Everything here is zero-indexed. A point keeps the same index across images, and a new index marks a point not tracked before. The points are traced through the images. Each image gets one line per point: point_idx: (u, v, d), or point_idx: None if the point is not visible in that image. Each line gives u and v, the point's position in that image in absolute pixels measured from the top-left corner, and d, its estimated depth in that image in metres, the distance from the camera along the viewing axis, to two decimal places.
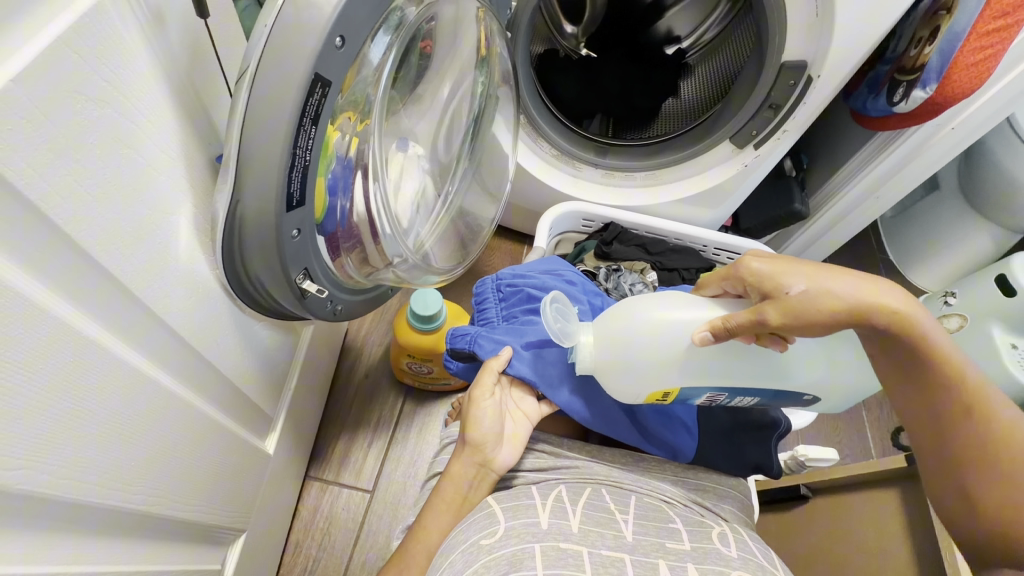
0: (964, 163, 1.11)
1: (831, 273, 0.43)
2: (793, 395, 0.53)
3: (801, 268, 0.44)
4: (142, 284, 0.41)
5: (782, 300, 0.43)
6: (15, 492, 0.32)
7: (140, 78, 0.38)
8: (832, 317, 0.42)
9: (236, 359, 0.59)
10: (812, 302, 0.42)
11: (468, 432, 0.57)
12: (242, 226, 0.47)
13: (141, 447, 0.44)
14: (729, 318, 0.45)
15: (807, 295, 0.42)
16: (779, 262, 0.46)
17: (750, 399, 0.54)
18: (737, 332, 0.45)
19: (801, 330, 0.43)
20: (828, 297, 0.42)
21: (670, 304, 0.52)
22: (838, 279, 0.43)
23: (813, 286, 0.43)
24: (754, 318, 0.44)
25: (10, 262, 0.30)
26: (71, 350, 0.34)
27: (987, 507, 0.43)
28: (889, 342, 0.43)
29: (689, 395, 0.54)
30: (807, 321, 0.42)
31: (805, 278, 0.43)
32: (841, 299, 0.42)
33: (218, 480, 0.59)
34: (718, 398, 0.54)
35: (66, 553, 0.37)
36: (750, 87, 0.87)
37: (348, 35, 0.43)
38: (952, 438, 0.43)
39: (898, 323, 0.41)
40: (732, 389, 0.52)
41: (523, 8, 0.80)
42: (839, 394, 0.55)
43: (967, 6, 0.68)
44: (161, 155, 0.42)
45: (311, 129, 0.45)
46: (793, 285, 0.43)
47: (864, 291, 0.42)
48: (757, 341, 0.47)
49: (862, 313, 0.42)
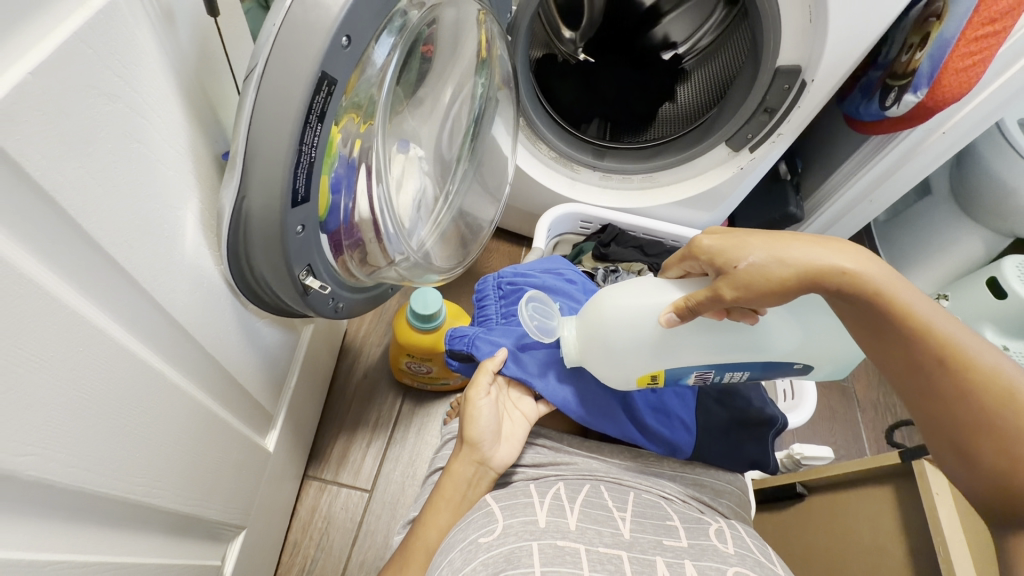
0: (956, 168, 1.13)
1: (781, 240, 0.44)
2: (781, 364, 0.52)
3: (749, 239, 0.45)
4: (149, 280, 0.41)
5: (732, 274, 0.44)
6: (24, 477, 0.33)
7: (150, 75, 0.39)
8: (786, 283, 0.43)
9: (238, 354, 0.60)
10: (761, 272, 0.43)
11: (466, 431, 0.57)
12: (248, 221, 0.48)
13: (146, 440, 0.44)
14: (689, 297, 0.46)
15: (755, 266, 0.43)
16: (726, 237, 0.47)
17: (739, 373, 0.53)
18: (700, 310, 0.46)
19: (756, 300, 0.44)
20: (780, 265, 0.43)
21: (641, 290, 0.52)
22: (783, 246, 0.43)
23: (764, 255, 0.43)
24: (712, 294, 0.45)
25: (24, 252, 0.30)
26: (80, 342, 0.35)
27: (983, 461, 0.41)
28: (847, 303, 0.43)
29: (677, 375, 0.53)
30: (759, 292, 0.43)
31: (751, 249, 0.44)
32: (789, 265, 0.42)
33: (219, 476, 0.59)
34: (707, 376, 0.53)
35: (69, 542, 0.38)
36: (745, 91, 0.89)
37: (353, 35, 0.44)
38: (933, 390, 0.41)
39: (850, 283, 0.42)
40: (717, 364, 0.52)
41: (523, 13, 0.82)
42: (831, 357, 0.52)
43: (956, 13, 0.71)
44: (169, 152, 0.42)
45: (316, 126, 0.46)
46: (741, 257, 0.44)
47: (814, 254, 0.43)
48: (729, 316, 0.48)
49: (812, 274, 0.42)
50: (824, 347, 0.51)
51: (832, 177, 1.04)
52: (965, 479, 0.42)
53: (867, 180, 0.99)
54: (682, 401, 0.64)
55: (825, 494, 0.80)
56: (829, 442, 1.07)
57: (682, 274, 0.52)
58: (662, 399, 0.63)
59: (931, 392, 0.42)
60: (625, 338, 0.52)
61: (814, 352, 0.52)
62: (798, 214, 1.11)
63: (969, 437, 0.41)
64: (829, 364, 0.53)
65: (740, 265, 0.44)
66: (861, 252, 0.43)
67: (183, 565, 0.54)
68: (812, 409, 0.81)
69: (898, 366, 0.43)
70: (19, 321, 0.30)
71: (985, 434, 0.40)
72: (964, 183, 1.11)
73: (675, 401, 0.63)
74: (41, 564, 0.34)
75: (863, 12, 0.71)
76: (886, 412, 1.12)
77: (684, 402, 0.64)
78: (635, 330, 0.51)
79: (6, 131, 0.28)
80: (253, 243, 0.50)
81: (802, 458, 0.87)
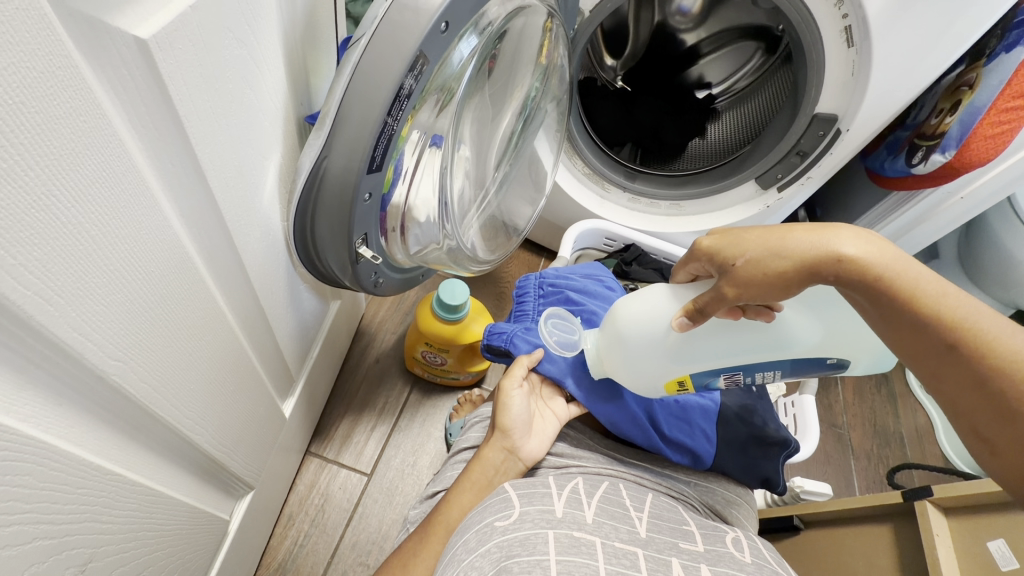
0: (965, 235, 1.18)
1: (779, 232, 0.47)
2: (812, 360, 0.52)
3: (747, 236, 0.48)
4: (233, 220, 0.43)
5: (732, 273, 0.48)
6: (112, 381, 0.34)
7: (266, 29, 0.42)
8: (785, 272, 0.46)
9: (281, 311, 0.61)
10: (758, 267, 0.47)
11: (498, 418, 0.59)
12: (322, 184, 0.50)
13: (202, 375, 0.46)
14: (697, 299, 0.50)
15: (752, 261, 0.47)
16: (724, 235, 0.50)
17: (771, 372, 0.54)
18: (709, 311, 0.49)
19: (759, 295, 0.47)
20: (776, 255, 0.46)
21: (652, 296, 0.55)
22: (778, 240, 0.47)
23: (762, 249, 0.47)
24: (715, 294, 0.49)
25: (146, 168, 0.33)
26: (171, 262, 0.37)
27: (999, 445, 0.42)
28: (849, 290, 0.46)
29: (704, 380, 0.55)
30: (760, 286, 0.47)
31: (748, 245, 0.48)
32: (785, 257, 0.46)
33: (248, 426, 0.61)
34: (737, 377, 0.54)
35: (122, 459, 0.39)
36: (781, 134, 0.93)
37: (451, 22, 0.48)
38: (948, 374, 0.43)
39: (847, 270, 0.45)
40: (745, 365, 0.53)
41: (584, 29, 0.85)
42: (865, 350, 0.52)
43: (988, 84, 0.76)
44: (269, 105, 0.45)
45: (403, 102, 0.49)
46: (739, 255, 0.48)
47: (810, 243, 0.46)
48: (744, 314, 0.51)
49: (810, 264, 0.45)
50: (856, 341, 0.52)
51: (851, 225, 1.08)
52: (996, 469, 0.43)
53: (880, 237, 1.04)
54: (705, 411, 0.64)
55: (823, 529, 0.82)
56: (823, 482, 1.09)
57: (691, 277, 0.55)
58: (684, 409, 0.63)
59: (951, 377, 0.43)
60: (647, 336, 0.54)
61: (848, 344, 0.52)
62: None
63: (994, 424, 0.42)
64: (865, 358, 0.53)
65: (738, 262, 0.47)
66: (856, 236, 0.46)
67: (203, 510, 0.55)
68: (815, 444, 0.83)
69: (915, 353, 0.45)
70: (136, 231, 0.33)
71: (1012, 421, 0.41)
72: (973, 251, 1.16)
73: (698, 411, 0.63)
74: (103, 470, 0.36)
75: (903, 73, 0.76)
76: (879, 461, 1.14)
77: (707, 414, 0.64)
78: (652, 331, 0.54)
79: (164, 55, 0.30)
80: (324, 205, 0.52)
81: (802, 492, 0.85)
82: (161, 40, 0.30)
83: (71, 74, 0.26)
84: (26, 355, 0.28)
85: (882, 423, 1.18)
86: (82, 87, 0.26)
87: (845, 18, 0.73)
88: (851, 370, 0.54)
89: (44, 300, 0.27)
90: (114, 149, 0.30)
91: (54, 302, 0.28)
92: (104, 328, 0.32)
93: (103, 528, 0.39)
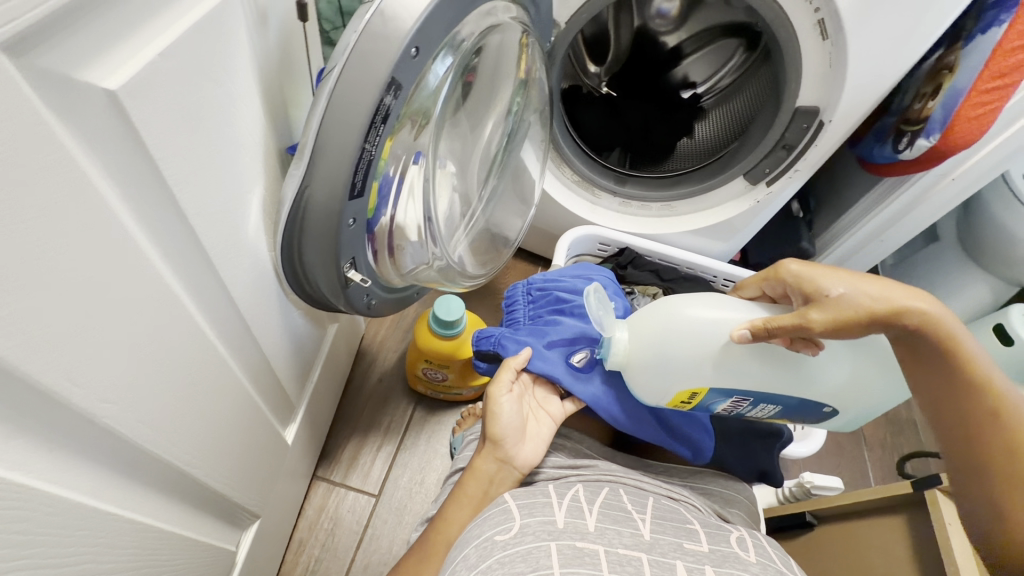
0: (964, 216, 1.17)
1: (872, 279, 0.51)
2: (816, 402, 0.57)
3: (841, 274, 0.52)
4: (219, 255, 0.44)
5: (821, 301, 0.51)
6: (102, 424, 0.35)
7: (239, 68, 0.43)
8: (870, 315, 0.49)
9: (276, 340, 0.62)
10: (851, 302, 0.50)
11: (489, 428, 0.58)
12: (305, 213, 0.51)
13: (198, 409, 0.46)
14: (770, 320, 0.52)
15: (847, 296, 0.50)
16: (816, 268, 0.54)
17: (773, 404, 0.58)
18: (775, 334, 0.51)
19: (835, 331, 0.50)
20: (867, 299, 0.50)
21: (712, 303, 0.57)
22: (872, 284, 0.51)
23: (854, 288, 0.51)
24: (795, 320, 0.51)
25: (128, 213, 0.34)
26: (158, 302, 0.38)
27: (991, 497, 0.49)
28: (912, 345, 0.50)
29: (712, 400, 0.58)
30: (844, 322, 0.50)
31: (842, 281, 0.52)
32: (876, 301, 0.50)
33: (250, 456, 0.61)
34: (742, 403, 0.59)
35: (120, 498, 0.39)
36: (765, 129, 0.93)
37: (422, 46, 0.48)
38: (964, 433, 0.50)
39: (924, 327, 0.49)
40: (758, 394, 0.57)
41: (561, 42, 0.87)
42: (859, 405, 0.59)
43: (967, 66, 0.76)
44: (248, 140, 0.46)
45: (380, 127, 0.50)
46: (833, 287, 0.52)
47: (902, 296, 0.50)
48: (792, 344, 0.54)
49: (892, 313, 0.49)
50: (857, 396, 0.58)
51: (845, 214, 1.08)
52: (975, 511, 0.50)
53: (875, 224, 1.04)
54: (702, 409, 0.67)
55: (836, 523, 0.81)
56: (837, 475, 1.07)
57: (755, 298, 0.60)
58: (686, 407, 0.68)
59: (964, 434, 0.50)
60: (686, 340, 0.56)
61: (851, 397, 0.58)
62: (809, 250, 1.14)
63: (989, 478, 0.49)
64: (855, 412, 0.59)
65: (832, 293, 0.51)
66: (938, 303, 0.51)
67: (207, 544, 0.55)
68: (823, 438, 0.83)
69: (933, 396, 0.51)
70: (119, 275, 0.34)
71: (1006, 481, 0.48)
72: (972, 231, 1.15)
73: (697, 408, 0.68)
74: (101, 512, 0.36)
75: (881, 61, 0.76)
76: (893, 451, 1.12)
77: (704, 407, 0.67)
78: (693, 334, 0.56)
79: (136, 102, 0.31)
80: (309, 232, 0.53)
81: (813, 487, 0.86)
82: (132, 89, 0.31)
83: (40, 129, 0.26)
84: (15, 405, 0.29)
85: (893, 411, 1.16)
86: (51, 141, 0.27)
87: (818, 12, 0.74)
88: (839, 421, 0.61)
89: (27, 350, 0.28)
90: (91, 199, 0.30)
91: (37, 350, 0.29)
92: (89, 372, 0.33)
93: (104, 568, 0.39)
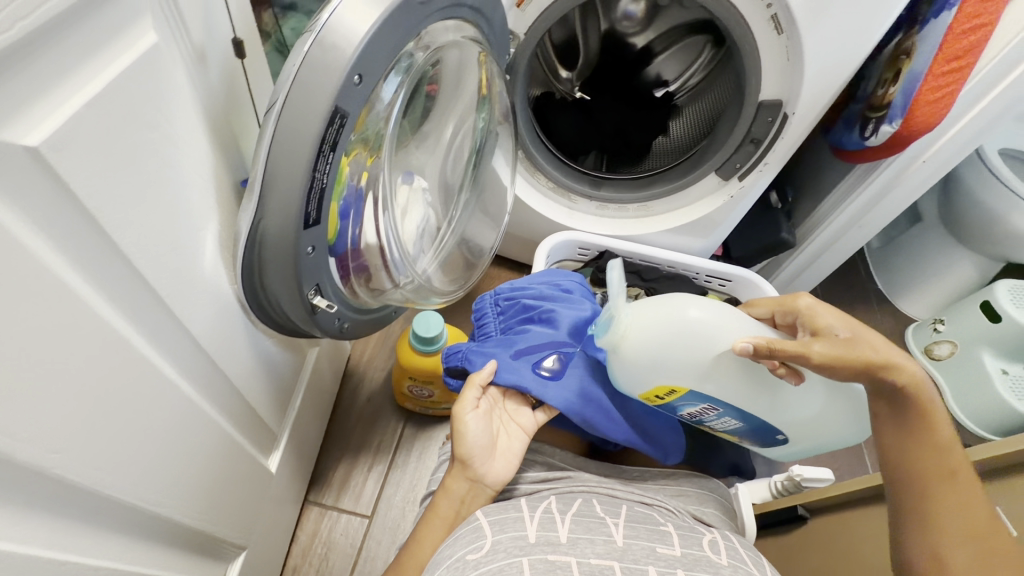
0: (943, 195, 1.17)
1: (876, 336, 0.56)
2: (775, 428, 0.60)
3: (851, 323, 0.57)
4: (172, 294, 0.44)
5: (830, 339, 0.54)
6: (49, 475, 0.35)
7: (179, 109, 0.43)
8: (869, 362, 0.53)
9: (248, 371, 0.62)
10: (858, 344, 0.54)
11: (456, 449, 0.58)
12: (261, 245, 0.52)
13: (161, 449, 0.46)
14: (774, 341, 0.51)
15: (855, 340, 0.55)
16: (831, 311, 0.59)
17: (736, 419, 0.60)
18: (777, 355, 0.51)
19: (832, 369, 0.53)
20: (870, 348, 0.54)
21: (694, 303, 0.58)
22: (878, 339, 0.56)
23: (860, 337, 0.55)
24: (799, 350, 0.52)
25: (65, 263, 0.34)
26: (105, 347, 0.38)
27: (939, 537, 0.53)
28: (896, 401, 0.56)
29: (683, 400, 0.59)
30: (845, 362, 0.53)
31: (853, 326, 0.57)
32: (878, 352, 0.54)
33: (227, 489, 0.61)
34: (712, 409, 0.59)
35: (79, 545, 0.39)
36: (730, 127, 0.94)
37: (365, 73, 0.49)
38: (924, 480, 0.55)
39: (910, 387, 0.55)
40: (728, 404, 0.58)
41: (521, 54, 0.88)
42: (809, 442, 0.62)
43: (923, 50, 0.76)
44: (195, 178, 0.46)
45: (329, 155, 0.50)
46: (844, 330, 0.56)
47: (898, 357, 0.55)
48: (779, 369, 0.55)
49: (883, 364, 0.54)
50: (811, 433, 0.61)
51: (822, 202, 1.08)
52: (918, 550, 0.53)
53: (852, 212, 1.03)
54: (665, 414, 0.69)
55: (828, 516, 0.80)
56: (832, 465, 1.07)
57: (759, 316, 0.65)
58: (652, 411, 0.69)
59: (925, 482, 0.55)
60: (662, 339, 0.56)
61: (805, 431, 0.61)
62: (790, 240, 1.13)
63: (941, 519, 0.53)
64: (802, 446, 0.63)
65: (844, 334, 0.56)
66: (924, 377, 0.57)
67: None
68: None
69: (894, 440, 0.57)
70: (59, 324, 0.34)
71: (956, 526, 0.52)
72: (952, 210, 1.15)
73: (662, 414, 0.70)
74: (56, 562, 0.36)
75: (837, 51, 0.77)
76: None
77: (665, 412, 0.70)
78: (668, 331, 0.56)
79: (60, 154, 0.32)
80: (268, 263, 0.53)
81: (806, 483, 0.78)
82: (55, 142, 0.31)
83: None
84: None
85: None
86: None
87: (770, 7, 0.75)
88: (787, 449, 0.65)
89: None
90: (18, 254, 0.31)
91: None
92: (28, 424, 0.33)
93: None
